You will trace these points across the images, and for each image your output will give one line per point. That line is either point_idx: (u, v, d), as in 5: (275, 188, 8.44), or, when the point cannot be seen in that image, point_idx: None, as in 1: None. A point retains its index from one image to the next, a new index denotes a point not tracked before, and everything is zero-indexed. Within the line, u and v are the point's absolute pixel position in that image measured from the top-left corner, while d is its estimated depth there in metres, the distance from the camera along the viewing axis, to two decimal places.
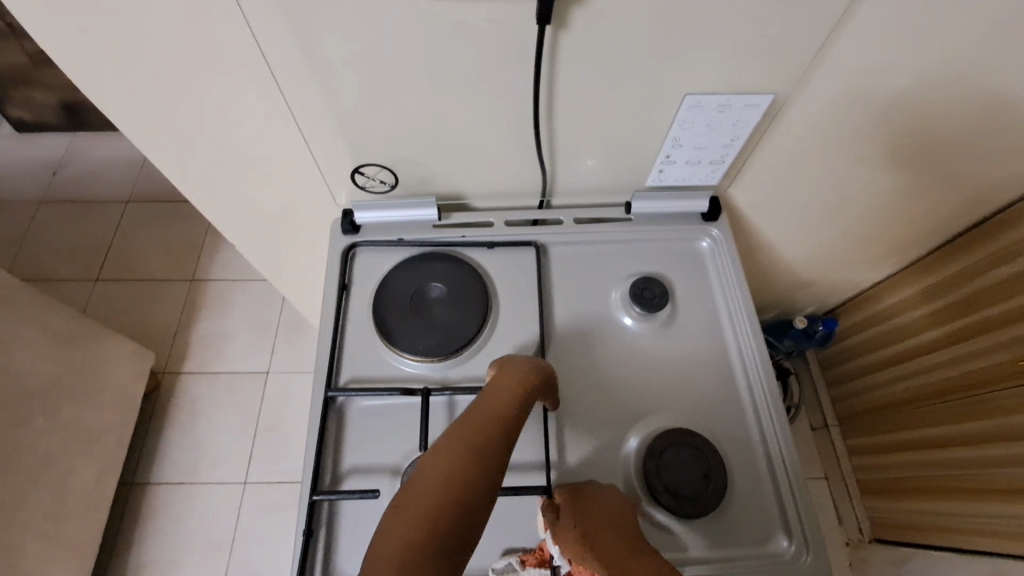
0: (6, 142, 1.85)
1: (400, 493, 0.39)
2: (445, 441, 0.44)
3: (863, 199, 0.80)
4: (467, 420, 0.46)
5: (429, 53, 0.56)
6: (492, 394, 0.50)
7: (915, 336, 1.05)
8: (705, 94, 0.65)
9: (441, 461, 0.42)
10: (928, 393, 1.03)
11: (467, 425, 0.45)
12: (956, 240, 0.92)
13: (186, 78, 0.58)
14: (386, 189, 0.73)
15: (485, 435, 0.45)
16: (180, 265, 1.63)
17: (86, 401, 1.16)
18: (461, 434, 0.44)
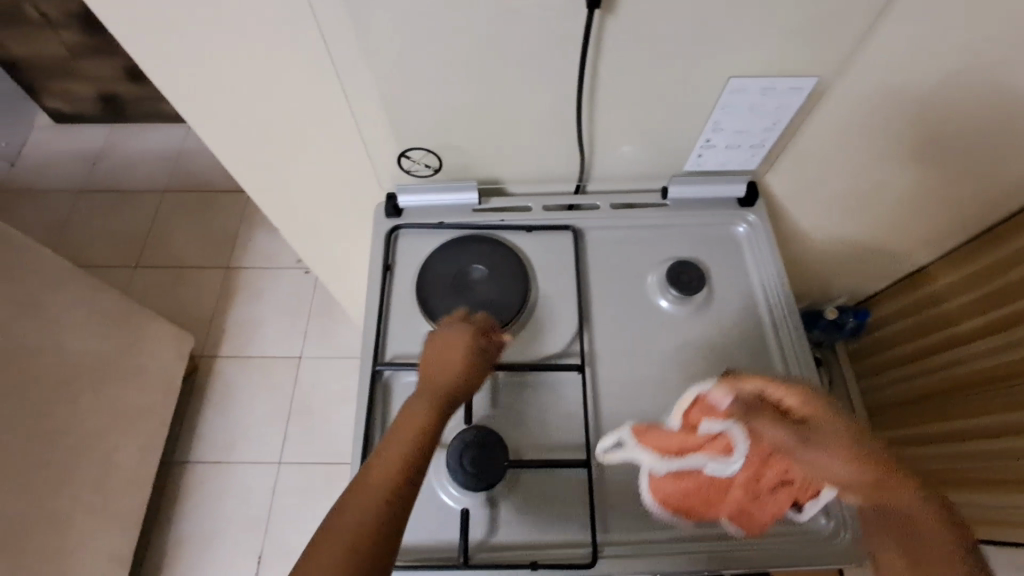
0: (46, 133, 1.92)
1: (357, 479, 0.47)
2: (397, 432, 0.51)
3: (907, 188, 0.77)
4: (390, 437, 0.51)
5: (478, 37, 0.58)
6: (413, 403, 0.54)
7: (958, 324, 1.01)
8: (748, 77, 0.65)
9: (393, 450, 0.49)
10: (970, 382, 1.00)
11: (388, 444, 0.50)
12: (1006, 222, 0.86)
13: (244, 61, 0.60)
14: (429, 173, 0.75)
15: (428, 423, 0.52)
16: (215, 252, 1.68)
17: (131, 380, 1.21)
18: (382, 457, 0.49)
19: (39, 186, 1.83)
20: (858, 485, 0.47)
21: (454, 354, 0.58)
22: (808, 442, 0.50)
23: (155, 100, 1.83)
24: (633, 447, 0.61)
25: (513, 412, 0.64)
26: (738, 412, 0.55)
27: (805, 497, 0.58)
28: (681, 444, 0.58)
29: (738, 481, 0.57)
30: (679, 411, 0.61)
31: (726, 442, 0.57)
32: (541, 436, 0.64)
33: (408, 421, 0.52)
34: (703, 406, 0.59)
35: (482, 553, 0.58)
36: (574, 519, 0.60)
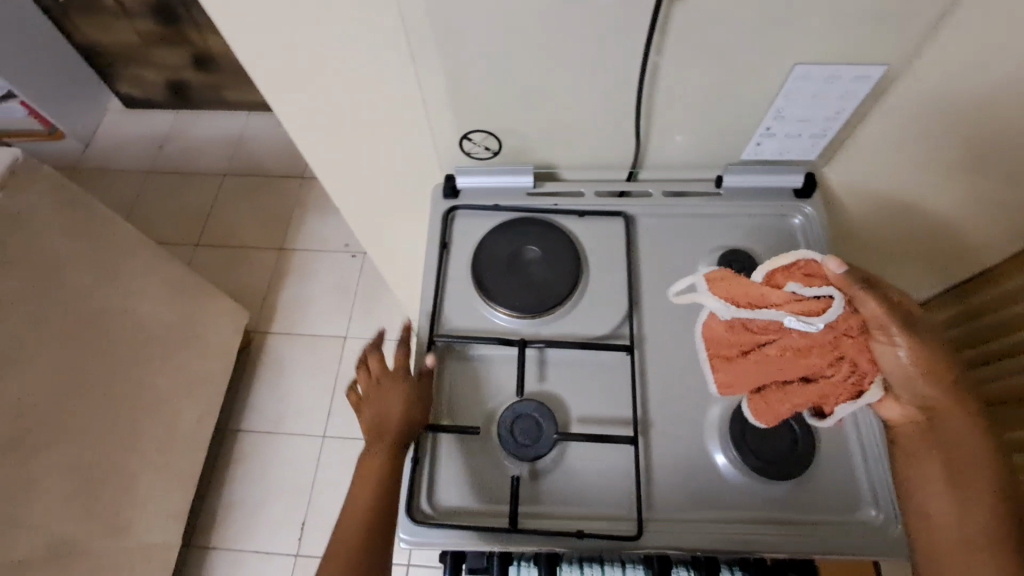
0: (118, 117, 2.04)
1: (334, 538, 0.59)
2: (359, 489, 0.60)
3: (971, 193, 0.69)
4: (355, 490, 0.61)
5: (545, 21, 0.59)
6: (366, 455, 0.62)
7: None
8: (814, 65, 0.65)
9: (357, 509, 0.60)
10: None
11: (353, 498, 0.61)
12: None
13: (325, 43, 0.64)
14: (488, 156, 0.77)
15: (383, 476, 0.61)
16: (270, 234, 1.76)
17: (193, 349, 1.29)
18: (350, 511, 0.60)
19: (111, 167, 1.95)
20: (927, 389, 0.49)
21: (394, 405, 0.63)
22: (913, 330, 0.49)
23: (218, 87, 1.92)
24: (703, 291, 0.54)
25: (562, 388, 0.67)
26: (848, 280, 0.49)
27: (838, 399, 0.51)
28: (759, 294, 0.52)
29: (793, 348, 0.51)
30: (772, 268, 0.53)
31: (812, 301, 0.50)
32: (590, 413, 0.65)
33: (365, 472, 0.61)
34: (801, 267, 0.52)
35: (529, 519, 0.61)
36: (619, 494, 0.62)
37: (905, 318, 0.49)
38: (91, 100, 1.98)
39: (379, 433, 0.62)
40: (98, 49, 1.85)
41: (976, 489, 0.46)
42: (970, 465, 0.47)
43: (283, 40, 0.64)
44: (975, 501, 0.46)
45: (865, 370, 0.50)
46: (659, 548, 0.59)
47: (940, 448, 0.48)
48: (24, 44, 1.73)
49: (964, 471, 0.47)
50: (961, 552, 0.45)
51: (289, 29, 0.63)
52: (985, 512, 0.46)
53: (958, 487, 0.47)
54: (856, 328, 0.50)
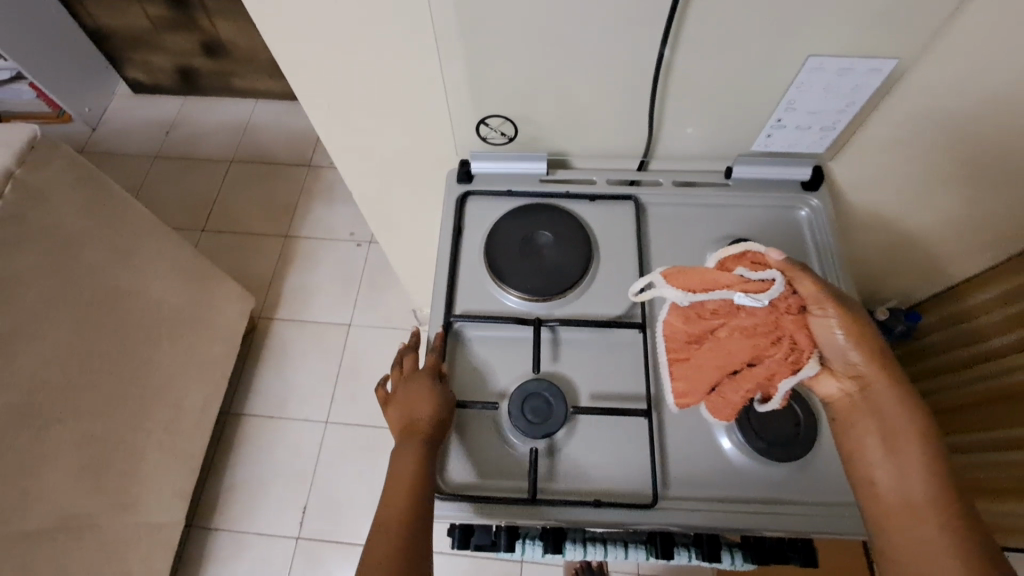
0: (125, 102, 2.05)
1: (368, 547, 0.53)
2: (393, 492, 0.57)
3: (984, 196, 0.76)
4: (387, 493, 0.57)
5: (565, 10, 0.61)
6: (398, 458, 0.59)
7: (990, 339, 0.89)
8: (828, 56, 0.66)
9: (394, 511, 0.55)
10: (990, 399, 0.89)
11: (388, 503, 0.56)
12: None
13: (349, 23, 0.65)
14: (503, 142, 0.79)
15: (419, 474, 0.58)
16: (276, 221, 1.77)
17: (203, 331, 1.30)
18: (382, 517, 0.55)
19: (118, 150, 1.96)
20: (859, 358, 0.50)
21: (422, 405, 0.62)
22: (842, 303, 0.51)
23: (226, 74, 1.93)
24: (659, 283, 0.55)
25: (572, 369, 0.68)
26: (785, 264, 0.51)
27: (779, 375, 0.53)
28: (712, 279, 0.53)
29: (741, 329, 0.52)
30: (722, 258, 0.55)
31: (759, 284, 0.51)
32: (599, 391, 0.67)
33: (396, 473, 0.58)
34: (748, 257, 0.54)
35: (547, 493, 0.62)
36: (630, 474, 0.63)
37: (835, 293, 0.51)
38: (98, 84, 1.99)
39: (409, 432, 0.60)
40: (107, 32, 1.85)
41: (913, 452, 0.47)
42: (906, 433, 0.47)
43: (306, 20, 0.65)
44: (912, 466, 0.46)
45: (803, 346, 0.51)
46: (667, 524, 0.61)
47: (874, 419, 0.49)
48: (34, 26, 1.73)
49: (901, 438, 0.47)
50: (902, 516, 0.45)
51: (313, 9, 0.64)
52: (924, 476, 0.46)
53: (895, 453, 0.47)
54: (796, 307, 0.51)
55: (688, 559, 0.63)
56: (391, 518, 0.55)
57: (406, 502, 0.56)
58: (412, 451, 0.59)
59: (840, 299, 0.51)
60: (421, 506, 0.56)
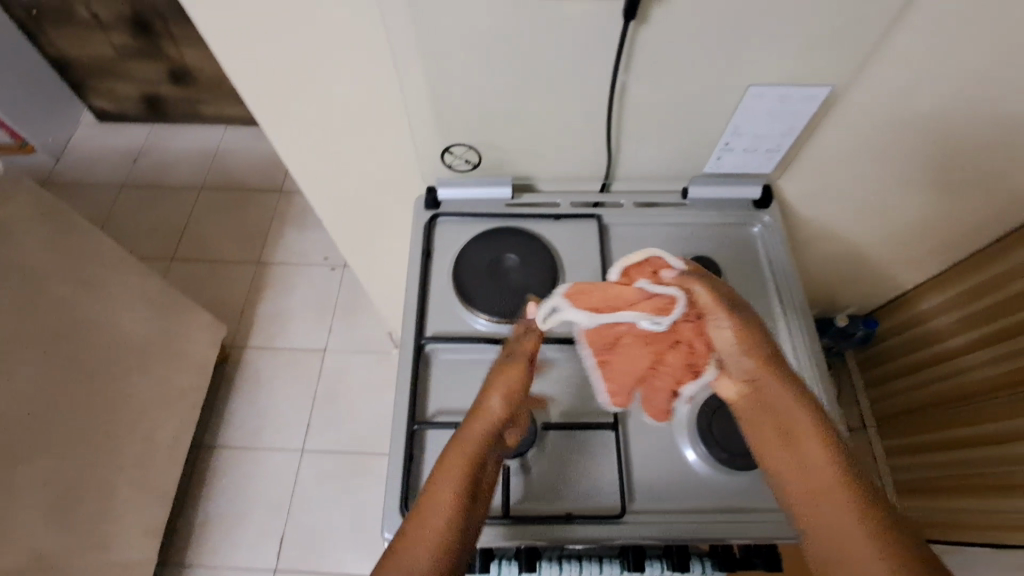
0: (91, 130, 2.02)
1: (411, 522, 0.42)
2: (452, 468, 0.46)
3: (917, 207, 0.84)
4: (455, 442, 0.48)
5: (521, 43, 0.64)
6: (479, 412, 0.50)
7: (948, 339, 1.02)
8: (766, 86, 0.70)
9: (449, 490, 0.44)
10: (953, 396, 1.01)
11: (461, 454, 0.47)
12: (1009, 235, 0.86)
13: (314, 55, 0.67)
14: (468, 169, 0.81)
15: (485, 461, 0.47)
16: (247, 247, 1.76)
17: (173, 362, 1.28)
18: (445, 466, 0.46)
19: (83, 180, 1.93)
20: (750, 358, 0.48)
21: (519, 376, 0.54)
22: (730, 308, 0.49)
23: (195, 101, 1.92)
24: (564, 306, 0.56)
25: (540, 388, 0.70)
26: (684, 277, 0.52)
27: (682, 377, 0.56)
28: (617, 294, 0.55)
29: (645, 339, 0.55)
30: (624, 266, 0.57)
31: (660, 299, 0.53)
32: (567, 408, 0.68)
33: (469, 427, 0.49)
34: (649, 265, 0.56)
35: (518, 511, 0.63)
36: (596, 488, 0.65)
37: (724, 301, 0.49)
38: (63, 113, 1.96)
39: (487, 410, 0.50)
40: (72, 61, 1.84)
41: (815, 448, 0.43)
42: (808, 427, 0.44)
43: (271, 54, 0.67)
44: (821, 459, 0.42)
45: (700, 352, 0.52)
46: (636, 537, 0.62)
47: (775, 415, 0.45)
48: None
49: (800, 435, 0.43)
50: (806, 511, 0.41)
51: (278, 43, 0.66)
52: (828, 466, 0.41)
53: (796, 447, 0.43)
54: (694, 316, 0.52)
55: (660, 571, 0.65)
56: (457, 469, 0.45)
57: (463, 482, 0.45)
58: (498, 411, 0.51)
59: (729, 303, 0.49)
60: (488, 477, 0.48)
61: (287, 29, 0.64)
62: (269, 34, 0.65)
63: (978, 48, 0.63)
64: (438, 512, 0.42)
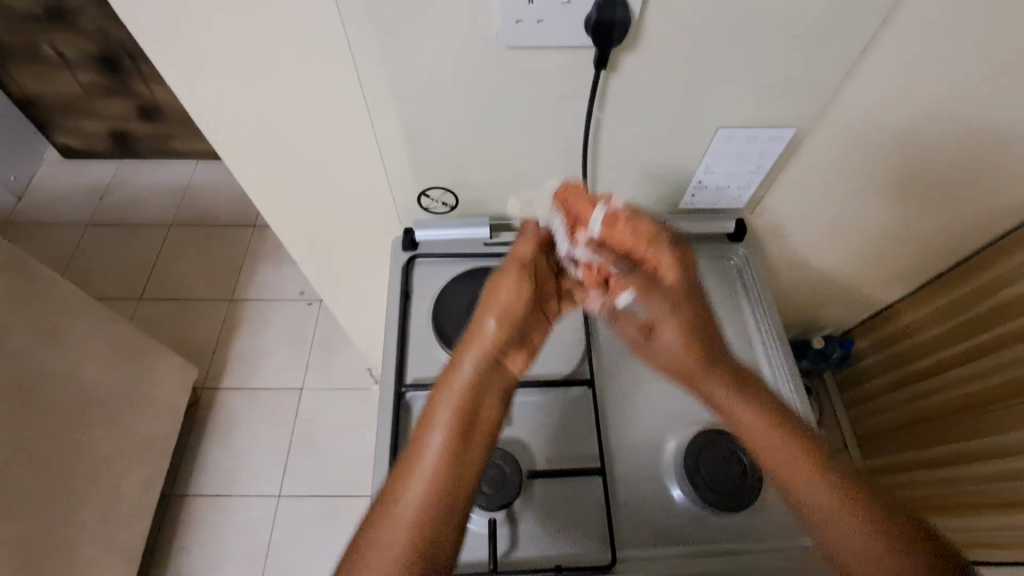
0: (54, 168, 1.97)
1: (403, 462, 0.50)
2: (438, 403, 0.51)
3: (890, 221, 0.84)
4: (442, 383, 0.53)
5: (494, 91, 0.65)
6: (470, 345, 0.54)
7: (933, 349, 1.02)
8: (735, 127, 0.71)
9: (435, 433, 0.50)
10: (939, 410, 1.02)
11: (452, 396, 0.52)
12: (980, 249, 0.88)
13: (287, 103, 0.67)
14: (445, 211, 0.81)
15: (477, 397, 0.52)
16: (220, 285, 1.72)
17: (141, 409, 1.23)
18: (433, 414, 0.51)
19: (46, 219, 1.86)
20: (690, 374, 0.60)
21: (508, 296, 0.55)
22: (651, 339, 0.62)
23: (164, 137, 1.89)
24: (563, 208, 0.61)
25: (525, 433, 0.68)
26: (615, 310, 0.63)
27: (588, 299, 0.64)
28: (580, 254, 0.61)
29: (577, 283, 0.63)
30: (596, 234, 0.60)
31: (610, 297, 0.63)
32: (552, 453, 0.67)
33: (457, 366, 0.53)
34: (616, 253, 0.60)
35: (506, 567, 0.61)
36: (584, 535, 0.63)
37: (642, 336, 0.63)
38: (25, 152, 1.91)
39: (478, 339, 0.54)
40: (35, 100, 1.79)
41: (785, 442, 0.54)
42: (777, 441, 0.54)
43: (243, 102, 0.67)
44: (821, 483, 0.51)
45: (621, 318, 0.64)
46: None
47: (745, 428, 0.56)
48: None
49: (758, 435, 0.55)
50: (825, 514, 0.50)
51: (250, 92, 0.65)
52: (791, 460, 0.53)
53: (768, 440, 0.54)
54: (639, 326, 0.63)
55: None
56: (445, 414, 0.50)
57: (450, 423, 0.50)
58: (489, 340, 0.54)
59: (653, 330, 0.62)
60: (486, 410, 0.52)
61: (260, 77, 0.64)
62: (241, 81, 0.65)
63: (931, 90, 0.66)
64: (436, 457, 0.49)
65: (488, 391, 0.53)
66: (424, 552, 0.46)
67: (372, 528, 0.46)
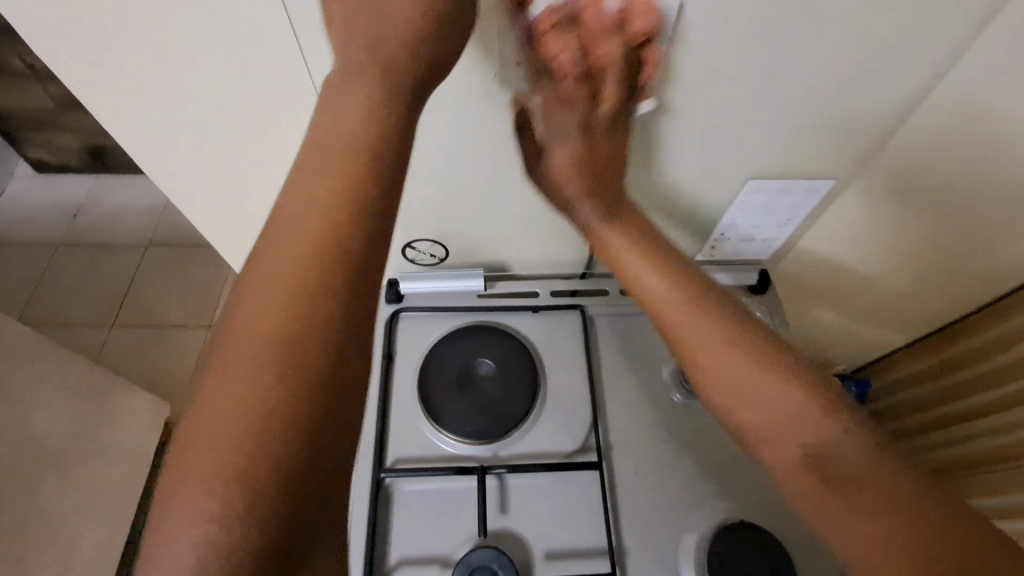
0: (26, 183, 1.87)
1: (235, 320, 0.36)
2: (286, 230, 0.38)
3: None
4: (289, 203, 0.39)
5: (489, 137, 0.56)
6: (303, 147, 0.40)
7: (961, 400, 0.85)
8: (766, 178, 0.64)
9: (282, 273, 0.37)
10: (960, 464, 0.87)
11: (278, 230, 0.38)
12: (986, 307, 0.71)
13: (249, 142, 0.60)
14: (434, 261, 0.74)
15: (335, 208, 0.38)
16: (197, 310, 1.62)
17: (101, 458, 1.13)
18: (274, 250, 0.37)
19: (15, 239, 1.76)
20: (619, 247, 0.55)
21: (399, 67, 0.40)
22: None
23: None
24: None
25: (522, 525, 0.60)
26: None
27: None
28: None
29: None
30: None
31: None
32: (552, 549, 0.59)
33: (307, 176, 0.39)
34: None
35: None
36: None
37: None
38: None
39: (337, 139, 0.40)
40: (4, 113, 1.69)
41: (747, 363, 0.48)
42: (709, 344, 0.49)
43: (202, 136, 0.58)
44: (773, 391, 0.46)
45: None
46: None
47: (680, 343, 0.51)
48: None
49: (704, 353, 0.49)
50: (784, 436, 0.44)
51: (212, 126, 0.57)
52: (774, 384, 0.46)
53: (727, 355, 0.48)
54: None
55: None
56: (293, 242, 0.37)
57: (301, 259, 0.37)
58: (336, 142, 0.40)
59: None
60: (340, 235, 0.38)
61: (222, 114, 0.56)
62: (198, 121, 0.57)
63: None
64: (283, 280, 0.36)
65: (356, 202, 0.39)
66: (269, 432, 0.33)
67: (187, 419, 0.33)
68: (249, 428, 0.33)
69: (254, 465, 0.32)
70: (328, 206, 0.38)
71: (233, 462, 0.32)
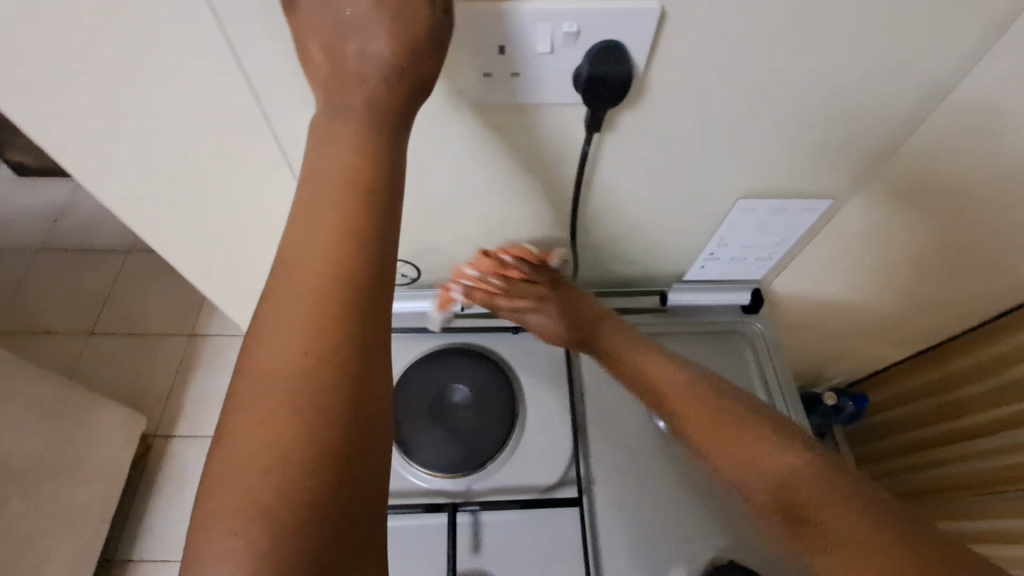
0: (6, 186, 1.83)
1: (249, 356, 0.34)
2: (293, 253, 0.36)
3: None
4: (295, 223, 0.37)
5: (460, 152, 0.52)
6: (310, 178, 0.37)
7: (971, 416, 0.83)
8: (758, 198, 0.60)
9: (293, 301, 0.34)
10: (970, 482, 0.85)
11: (291, 260, 0.36)
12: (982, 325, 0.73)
13: (206, 151, 0.56)
14: (407, 282, 0.71)
15: (346, 222, 0.36)
16: (179, 318, 1.58)
17: (71, 475, 1.08)
18: (282, 277, 0.35)
19: None
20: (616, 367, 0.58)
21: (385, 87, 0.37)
22: None
23: None
24: None
25: (495, 566, 0.56)
26: None
27: None
28: None
29: None
30: None
31: None
32: None
33: (311, 193, 0.37)
34: None
35: None
36: None
37: None
38: None
39: (335, 153, 0.37)
40: None
41: (744, 432, 0.48)
42: (716, 431, 0.49)
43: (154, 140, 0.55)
44: (774, 459, 0.45)
45: None
46: None
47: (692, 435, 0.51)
48: None
49: (717, 438, 0.49)
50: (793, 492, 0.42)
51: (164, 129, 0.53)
52: (770, 452, 0.46)
53: (732, 443, 0.48)
54: None
55: None
56: (306, 263, 0.35)
57: (312, 282, 0.35)
58: (340, 160, 0.37)
59: None
60: (354, 251, 0.36)
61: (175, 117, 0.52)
62: (148, 130, 0.53)
63: None
64: (294, 305, 0.34)
65: (367, 215, 0.36)
66: (300, 464, 0.31)
67: (211, 461, 0.31)
68: (281, 464, 0.31)
69: (290, 500, 0.30)
70: (338, 224, 0.36)
71: (264, 502, 0.30)
